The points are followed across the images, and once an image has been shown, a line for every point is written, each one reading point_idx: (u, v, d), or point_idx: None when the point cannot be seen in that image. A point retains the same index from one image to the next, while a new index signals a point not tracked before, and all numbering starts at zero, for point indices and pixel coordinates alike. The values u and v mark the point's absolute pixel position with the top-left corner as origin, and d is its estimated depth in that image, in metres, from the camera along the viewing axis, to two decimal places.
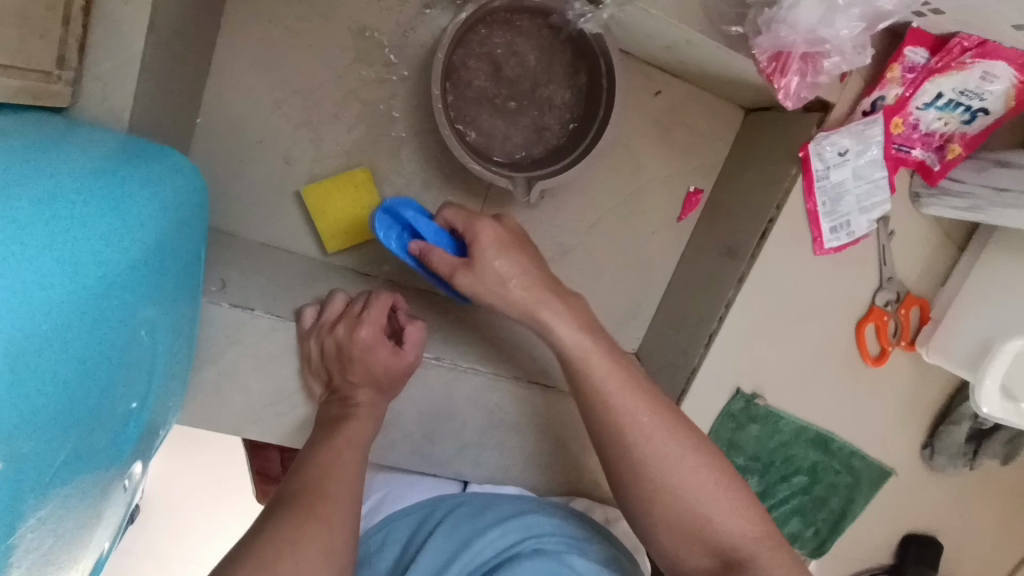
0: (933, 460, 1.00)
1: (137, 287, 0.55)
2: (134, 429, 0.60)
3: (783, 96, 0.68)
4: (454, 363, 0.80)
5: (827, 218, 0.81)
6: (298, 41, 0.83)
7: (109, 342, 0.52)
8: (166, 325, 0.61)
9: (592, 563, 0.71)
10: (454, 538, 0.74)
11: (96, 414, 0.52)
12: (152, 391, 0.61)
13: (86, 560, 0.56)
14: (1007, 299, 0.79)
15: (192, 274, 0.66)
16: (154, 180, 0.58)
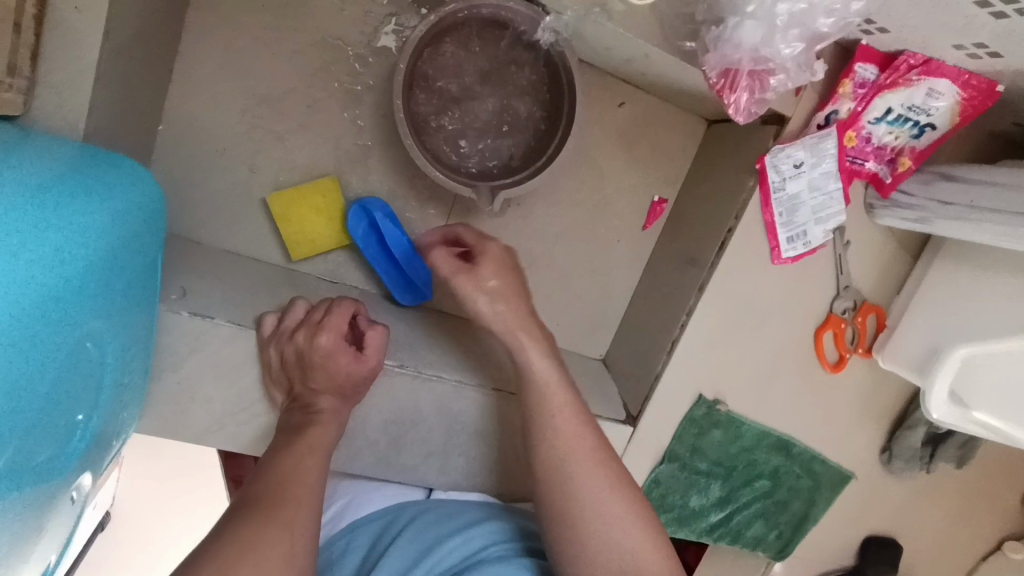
0: (891, 464, 1.03)
1: (86, 297, 0.55)
2: (82, 439, 0.59)
3: (734, 112, 0.70)
4: (418, 371, 0.79)
5: (783, 228, 0.83)
6: (261, 49, 0.83)
7: (54, 352, 0.51)
8: (118, 336, 0.61)
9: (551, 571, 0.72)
10: (417, 543, 0.74)
11: (41, 426, 0.51)
12: (101, 401, 0.61)
13: (27, 574, 0.55)
14: (957, 306, 0.82)
15: (147, 284, 0.66)
16: (105, 191, 0.58)
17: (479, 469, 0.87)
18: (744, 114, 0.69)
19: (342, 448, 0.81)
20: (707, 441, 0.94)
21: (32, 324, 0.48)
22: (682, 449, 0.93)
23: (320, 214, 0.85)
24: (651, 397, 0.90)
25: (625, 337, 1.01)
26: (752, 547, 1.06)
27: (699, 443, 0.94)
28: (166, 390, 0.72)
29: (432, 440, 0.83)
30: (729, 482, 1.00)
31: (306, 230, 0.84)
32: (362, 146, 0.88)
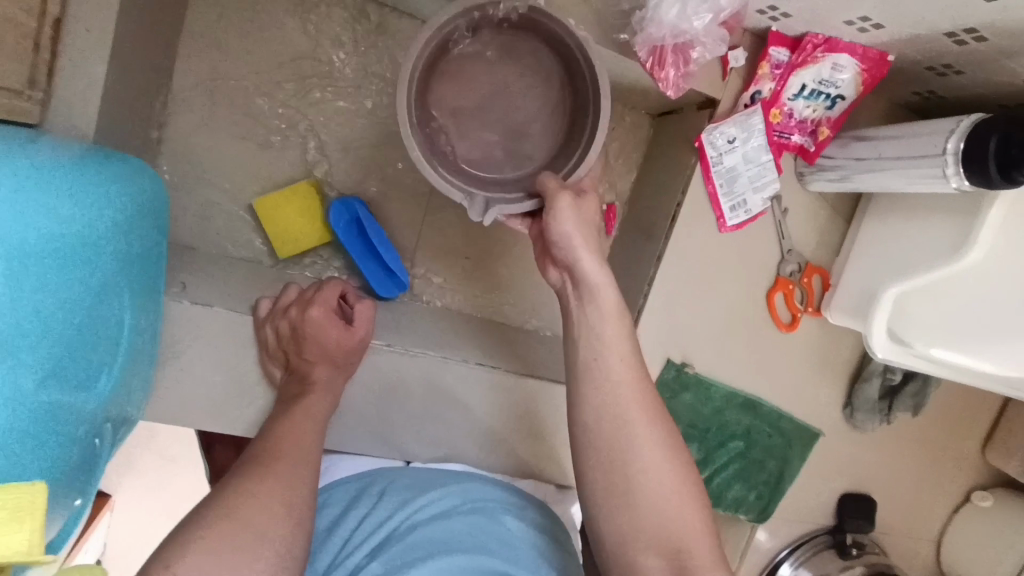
0: (854, 417, 1.11)
1: (114, 258, 0.62)
2: (111, 395, 0.65)
3: (664, 85, 0.82)
4: (406, 348, 0.86)
5: (725, 198, 0.93)
6: (246, 68, 0.91)
7: (91, 300, 0.58)
8: (136, 311, 0.67)
9: (524, 525, 0.80)
10: (399, 497, 0.81)
11: (81, 365, 0.57)
12: (125, 362, 0.66)
13: (58, 517, 0.58)
14: (879, 257, 0.93)
15: (155, 266, 0.72)
16: (121, 177, 0.66)
17: (467, 445, 0.93)
18: (672, 87, 0.82)
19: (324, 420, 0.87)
20: (680, 404, 1.01)
21: (72, 273, 0.55)
22: None
23: (302, 215, 0.92)
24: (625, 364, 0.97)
25: None
26: (736, 511, 1.11)
27: (672, 407, 1.02)
28: (172, 374, 0.78)
29: (422, 415, 0.90)
30: (705, 445, 1.06)
31: (291, 230, 0.91)
32: (342, 152, 0.96)
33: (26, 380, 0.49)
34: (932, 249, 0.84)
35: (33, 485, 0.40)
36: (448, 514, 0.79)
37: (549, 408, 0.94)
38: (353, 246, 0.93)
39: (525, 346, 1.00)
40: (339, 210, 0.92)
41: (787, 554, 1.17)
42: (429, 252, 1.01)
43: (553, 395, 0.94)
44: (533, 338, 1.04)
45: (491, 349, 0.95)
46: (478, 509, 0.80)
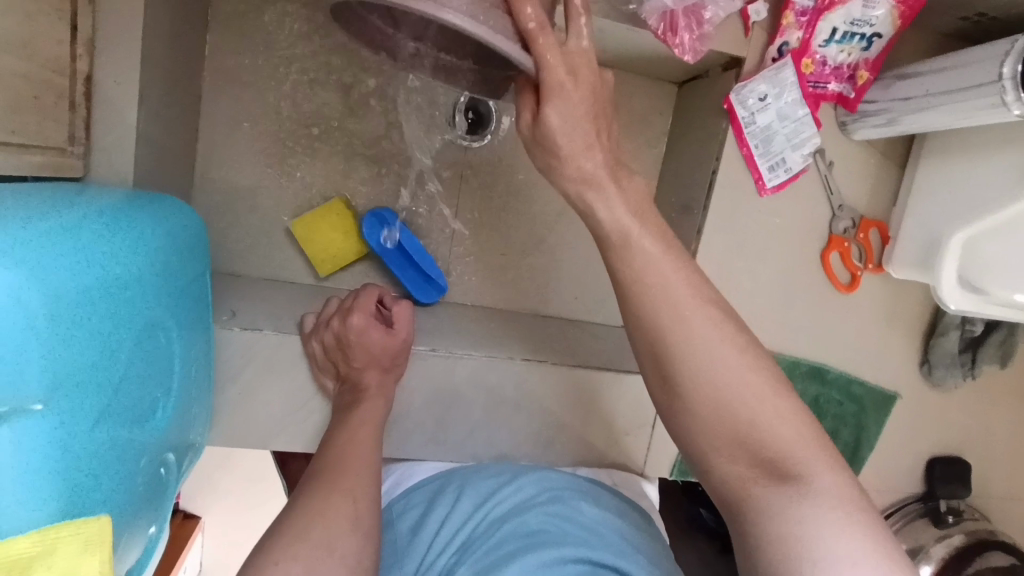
0: (932, 375, 1.04)
1: (160, 296, 0.65)
2: (169, 426, 0.68)
3: (679, 50, 0.80)
4: (449, 350, 0.87)
5: (762, 159, 0.89)
6: (269, 97, 0.93)
7: (143, 337, 0.61)
8: (186, 345, 0.70)
9: (601, 510, 0.83)
10: (477, 494, 0.83)
11: (136, 402, 0.60)
12: (180, 394, 0.69)
13: (130, 547, 0.61)
14: (939, 197, 0.86)
15: (202, 298, 0.75)
16: (162, 218, 0.68)
17: (523, 440, 0.93)
18: (688, 51, 0.80)
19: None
20: None
21: (121, 313, 0.57)
22: None
23: (338, 231, 0.94)
24: None
25: None
26: None
27: None
28: (231, 398, 0.81)
29: (475, 414, 0.90)
30: None
31: (329, 249, 0.93)
32: (365, 165, 0.97)
33: (84, 422, 0.51)
34: (986, 191, 0.79)
35: (99, 518, 0.42)
36: (524, 505, 0.81)
37: (601, 395, 0.93)
38: (389, 257, 0.94)
39: (570, 337, 0.99)
40: (370, 220, 0.93)
41: None
42: (463, 253, 1.01)
43: (603, 382, 0.93)
44: (579, 328, 1.03)
45: (536, 344, 0.94)
46: (552, 497, 0.82)
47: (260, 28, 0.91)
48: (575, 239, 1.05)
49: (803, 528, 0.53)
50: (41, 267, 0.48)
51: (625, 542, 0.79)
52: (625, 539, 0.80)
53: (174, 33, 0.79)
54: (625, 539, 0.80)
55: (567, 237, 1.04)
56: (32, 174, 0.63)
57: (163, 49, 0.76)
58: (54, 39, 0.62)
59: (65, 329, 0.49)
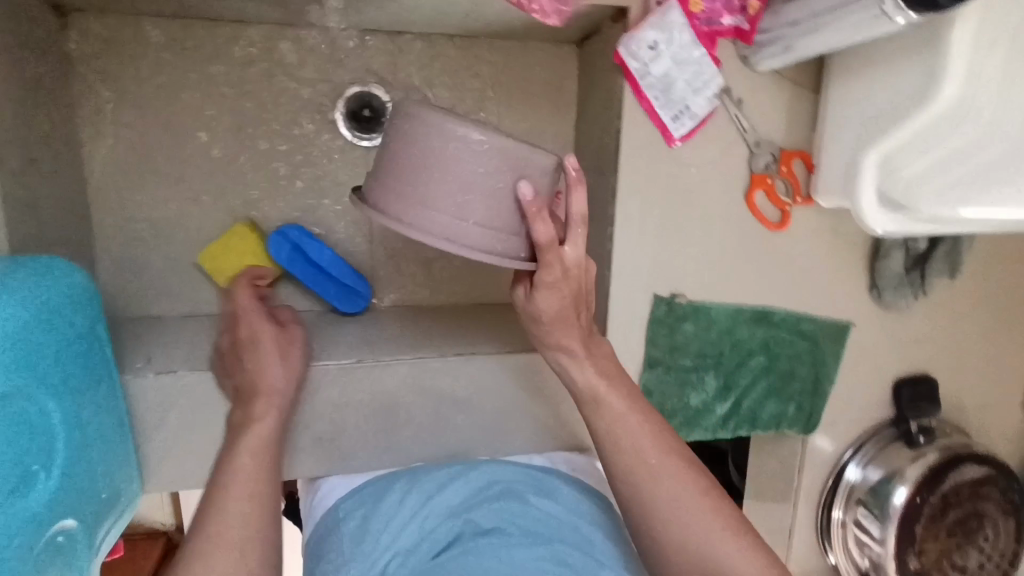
0: (883, 299, 1.01)
1: (32, 376, 0.59)
2: (73, 494, 0.65)
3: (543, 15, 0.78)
4: (376, 359, 0.85)
5: (664, 109, 0.85)
6: (150, 130, 0.88)
7: (17, 426, 0.56)
8: (75, 412, 0.65)
9: (547, 500, 0.87)
10: (423, 491, 0.85)
11: (20, 493, 0.56)
12: (79, 460, 0.66)
13: None
14: (847, 119, 0.83)
15: (92, 355, 0.69)
16: (32, 286, 0.60)
17: (471, 437, 0.91)
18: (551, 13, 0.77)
19: (304, 451, 0.86)
20: (682, 335, 0.96)
21: None
22: (658, 350, 0.96)
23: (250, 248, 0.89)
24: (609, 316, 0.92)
25: None
26: (780, 428, 1.05)
27: (674, 340, 0.96)
28: (160, 443, 0.81)
29: (416, 418, 0.88)
30: (723, 370, 0.99)
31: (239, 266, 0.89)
32: (266, 184, 0.93)
33: None
34: (901, 100, 0.74)
35: None
36: (479, 501, 0.85)
37: (543, 378, 0.91)
38: (304, 269, 0.90)
39: (506, 322, 0.97)
40: (275, 239, 0.88)
41: (852, 455, 1.10)
42: (386, 256, 0.98)
43: (543, 365, 0.90)
44: (516, 312, 1.00)
45: (470, 336, 0.92)
46: (508, 492, 0.86)
47: (127, 58, 0.86)
48: None
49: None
50: None
51: (569, 532, 0.84)
52: (570, 531, 0.84)
53: (31, 83, 0.74)
54: (575, 529, 0.85)
55: None
56: None
57: (23, 103, 0.72)
58: None
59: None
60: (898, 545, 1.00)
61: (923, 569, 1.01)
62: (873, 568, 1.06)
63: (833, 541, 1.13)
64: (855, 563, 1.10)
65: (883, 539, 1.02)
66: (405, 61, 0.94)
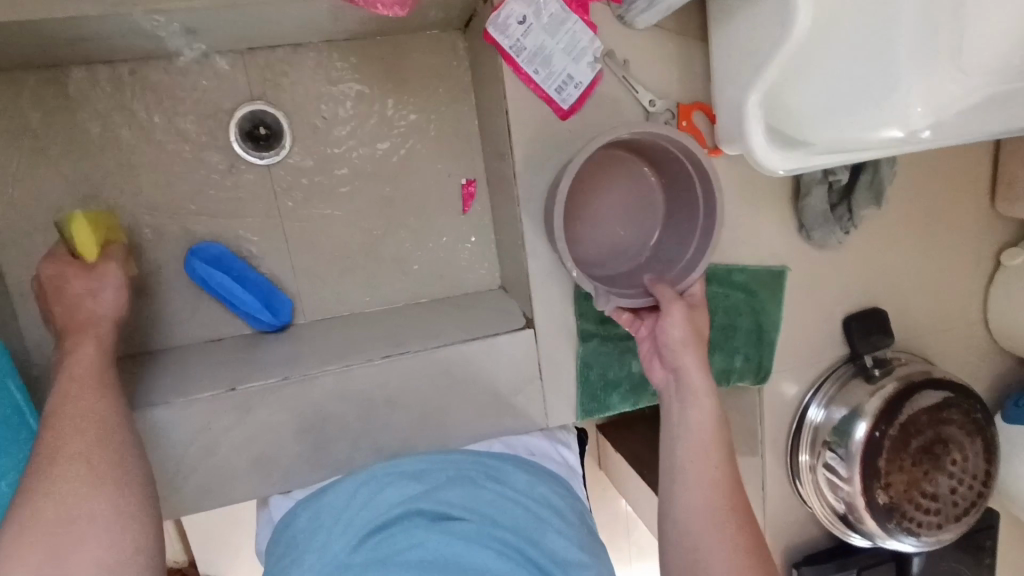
0: (813, 238, 1.00)
1: None
2: None
3: (387, 9, 0.78)
4: (302, 374, 0.85)
5: (547, 82, 0.84)
6: (49, 182, 0.89)
7: None
8: None
9: (508, 486, 0.87)
10: (371, 488, 0.84)
11: None
12: None
13: None
14: (725, 66, 0.82)
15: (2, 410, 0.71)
16: None
17: (411, 436, 0.92)
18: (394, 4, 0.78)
19: (244, 473, 0.87)
20: None
21: None
22: (591, 323, 0.94)
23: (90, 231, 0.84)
24: (532, 297, 0.91)
25: (504, 256, 1.01)
26: (730, 382, 1.04)
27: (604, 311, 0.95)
28: None
29: (352, 426, 0.89)
30: None
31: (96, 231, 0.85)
32: (176, 219, 0.94)
33: None
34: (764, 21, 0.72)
35: None
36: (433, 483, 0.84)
37: (474, 367, 0.91)
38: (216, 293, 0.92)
39: (434, 320, 0.97)
40: (193, 258, 0.91)
41: (812, 398, 1.09)
42: (308, 270, 0.99)
43: (472, 354, 0.90)
44: (446, 307, 1.01)
45: (397, 338, 0.92)
46: (463, 476, 0.85)
47: (12, 114, 0.87)
48: (418, 220, 1.02)
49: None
50: None
51: (529, 514, 0.84)
52: (531, 516, 0.84)
53: None
54: (530, 514, 0.84)
55: (407, 222, 1.01)
56: None
57: None
58: None
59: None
60: (864, 480, 0.98)
61: (893, 501, 0.99)
62: (849, 510, 1.03)
63: (804, 485, 1.11)
64: (830, 506, 1.08)
65: (850, 478, 1.00)
66: (290, 74, 0.94)
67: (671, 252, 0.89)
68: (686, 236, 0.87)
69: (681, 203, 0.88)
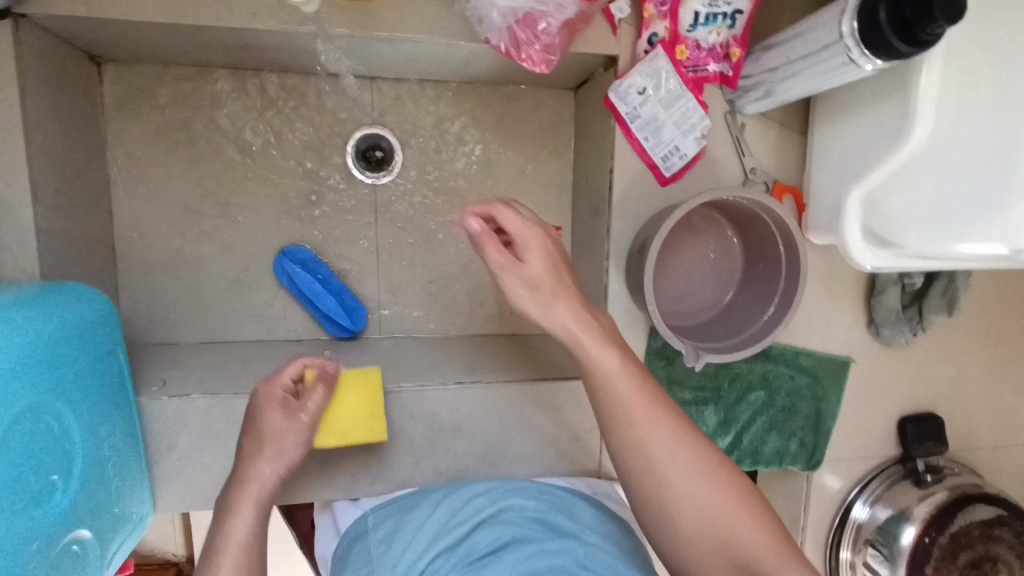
0: (881, 335, 1.02)
1: (62, 375, 0.64)
2: (76, 502, 0.65)
3: (532, 65, 0.81)
4: (380, 386, 0.88)
5: (655, 150, 0.89)
6: (176, 170, 0.96)
7: (40, 416, 0.60)
8: (95, 423, 0.69)
9: (577, 521, 0.85)
10: (443, 511, 0.85)
11: (35, 479, 0.59)
12: (87, 471, 0.67)
13: None
14: (824, 162, 0.88)
15: (116, 377, 0.75)
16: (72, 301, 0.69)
17: (470, 463, 0.93)
18: (540, 64, 0.80)
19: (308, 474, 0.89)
20: (679, 368, 0.97)
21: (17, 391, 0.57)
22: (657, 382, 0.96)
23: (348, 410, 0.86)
24: None
25: None
26: (781, 464, 1.04)
27: (672, 373, 0.97)
28: (171, 467, 0.84)
29: (417, 446, 0.91)
30: (722, 405, 1.01)
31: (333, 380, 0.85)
32: (281, 222, 0.99)
33: None
34: (884, 129, 0.76)
35: None
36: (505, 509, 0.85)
37: (543, 407, 0.93)
38: (299, 292, 0.97)
39: (504, 355, 1.00)
40: (284, 261, 0.97)
41: (858, 494, 1.08)
42: (391, 289, 1.03)
43: (543, 394, 0.93)
44: (518, 344, 1.05)
45: (469, 367, 0.95)
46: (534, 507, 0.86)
47: (156, 102, 0.94)
48: None
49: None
50: None
51: (605, 544, 0.83)
52: (602, 547, 0.82)
53: (69, 129, 0.82)
54: (600, 545, 0.82)
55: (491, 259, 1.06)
56: None
57: (59, 144, 0.80)
58: None
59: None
60: None
61: None
62: None
63: None
64: None
65: None
66: (411, 104, 1.01)
67: (749, 308, 0.92)
68: (768, 291, 0.90)
69: (766, 262, 0.91)
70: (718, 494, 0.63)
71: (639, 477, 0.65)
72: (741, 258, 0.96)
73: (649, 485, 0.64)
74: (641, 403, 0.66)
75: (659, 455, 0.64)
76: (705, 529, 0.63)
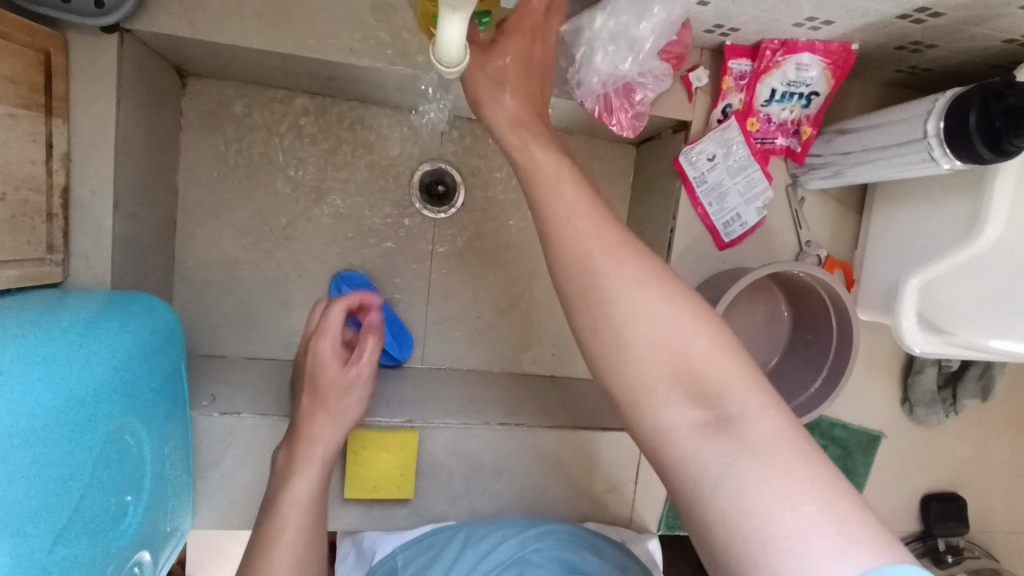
0: (914, 413, 1.04)
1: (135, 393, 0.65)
2: (132, 520, 0.65)
3: (619, 127, 0.84)
4: (425, 421, 0.87)
5: (717, 216, 0.91)
6: (243, 185, 0.97)
7: (114, 435, 0.61)
8: (157, 440, 0.69)
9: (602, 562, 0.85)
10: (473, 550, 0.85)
11: (104, 498, 0.60)
12: (146, 487, 0.67)
13: None
14: (883, 248, 0.91)
15: (177, 390, 0.75)
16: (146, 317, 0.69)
17: (505, 504, 0.94)
18: (627, 128, 0.84)
19: (345, 501, 0.89)
20: None
21: (97, 412, 0.58)
22: None
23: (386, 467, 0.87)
24: None
25: None
26: None
27: None
28: (213, 484, 0.84)
29: (455, 484, 0.91)
30: None
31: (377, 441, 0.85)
32: (338, 245, 1.00)
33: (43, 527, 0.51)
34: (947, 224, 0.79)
35: None
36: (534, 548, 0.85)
37: (582, 455, 0.94)
38: None
39: (545, 397, 1.01)
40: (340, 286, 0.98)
41: None
42: (438, 321, 1.04)
43: (583, 442, 0.93)
44: (557, 387, 1.06)
45: (511, 407, 0.95)
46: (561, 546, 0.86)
47: (231, 117, 0.95)
48: (546, 300, 1.08)
49: (754, 496, 0.43)
50: (34, 377, 0.51)
51: None
52: None
53: (150, 138, 0.83)
54: None
55: (537, 300, 1.08)
56: (14, 286, 0.65)
57: (140, 153, 0.81)
58: (30, 160, 0.66)
59: (24, 459, 0.48)
60: None
61: None
62: None
63: None
64: None
65: None
66: (478, 143, 1.03)
67: (795, 378, 0.94)
68: (816, 364, 0.92)
69: (816, 335, 0.93)
70: (685, 317, 0.49)
71: (580, 292, 0.51)
72: (788, 329, 0.99)
73: (592, 303, 0.50)
74: (584, 212, 0.53)
75: (590, 236, 0.51)
76: (661, 346, 0.49)
